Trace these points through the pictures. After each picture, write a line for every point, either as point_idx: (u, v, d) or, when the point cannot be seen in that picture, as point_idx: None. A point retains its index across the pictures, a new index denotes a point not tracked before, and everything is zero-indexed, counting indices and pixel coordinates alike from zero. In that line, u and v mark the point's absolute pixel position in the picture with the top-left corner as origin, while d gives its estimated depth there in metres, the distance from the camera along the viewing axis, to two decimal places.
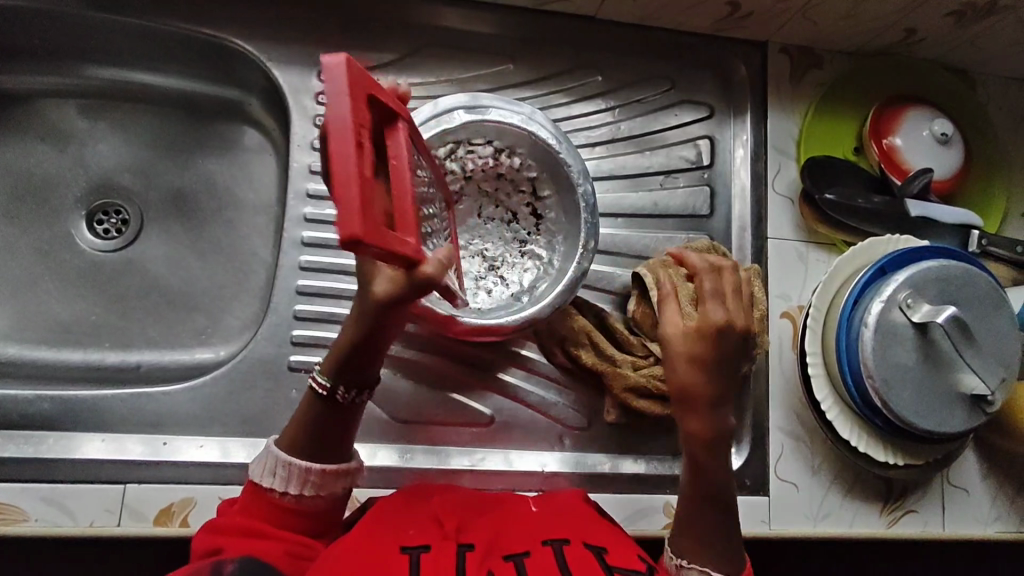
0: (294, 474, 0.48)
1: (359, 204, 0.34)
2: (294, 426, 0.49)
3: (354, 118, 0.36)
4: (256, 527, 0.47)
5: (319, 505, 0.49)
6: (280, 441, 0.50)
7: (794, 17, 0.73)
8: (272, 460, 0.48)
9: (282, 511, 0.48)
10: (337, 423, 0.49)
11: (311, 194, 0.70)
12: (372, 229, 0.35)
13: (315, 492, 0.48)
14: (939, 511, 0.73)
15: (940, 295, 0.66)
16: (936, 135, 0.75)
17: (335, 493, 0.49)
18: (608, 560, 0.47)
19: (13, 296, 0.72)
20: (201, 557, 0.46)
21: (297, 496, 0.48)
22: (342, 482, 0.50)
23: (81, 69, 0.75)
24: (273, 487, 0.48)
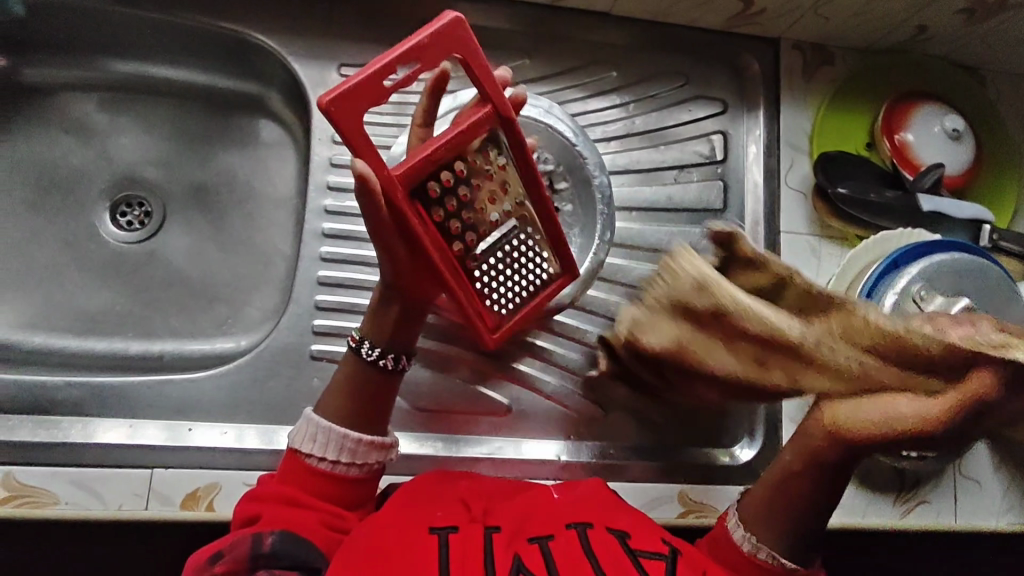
0: (332, 441, 0.51)
1: (354, 101, 0.46)
2: (334, 386, 0.55)
3: (416, 56, 0.47)
4: (293, 496, 0.49)
5: (355, 475, 0.52)
6: (317, 407, 0.54)
7: (806, 15, 0.74)
8: (313, 428, 0.52)
9: (318, 477, 0.51)
10: (372, 396, 0.54)
11: (331, 186, 0.71)
12: (354, 120, 0.46)
13: (349, 460, 0.52)
14: (950, 502, 0.74)
15: (953, 288, 0.67)
16: (947, 131, 0.76)
17: (370, 464, 0.53)
18: (631, 544, 0.49)
19: (38, 286, 0.73)
20: (239, 526, 0.49)
21: (333, 462, 0.51)
22: (376, 455, 0.53)
23: (104, 63, 0.76)
24: (312, 453, 0.51)
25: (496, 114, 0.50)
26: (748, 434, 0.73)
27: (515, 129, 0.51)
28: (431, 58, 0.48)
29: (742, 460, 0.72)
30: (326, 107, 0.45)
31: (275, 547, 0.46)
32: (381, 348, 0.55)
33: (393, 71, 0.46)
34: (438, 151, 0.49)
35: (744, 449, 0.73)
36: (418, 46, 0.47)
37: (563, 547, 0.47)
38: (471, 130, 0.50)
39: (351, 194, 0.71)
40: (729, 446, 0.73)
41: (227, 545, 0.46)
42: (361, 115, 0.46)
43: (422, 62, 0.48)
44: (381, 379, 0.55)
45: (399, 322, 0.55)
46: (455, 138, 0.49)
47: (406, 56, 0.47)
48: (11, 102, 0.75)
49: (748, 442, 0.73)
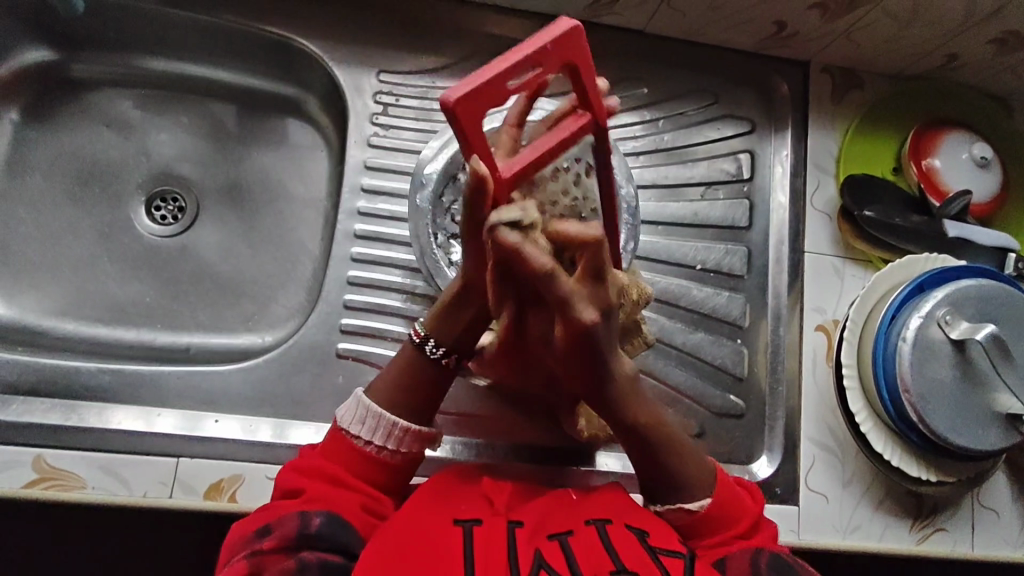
0: (382, 427, 0.52)
1: (472, 102, 0.39)
2: (388, 370, 0.54)
3: (536, 60, 0.41)
4: (338, 476, 0.51)
5: (397, 461, 0.53)
6: (368, 389, 0.54)
7: (838, 39, 0.76)
8: (362, 411, 0.53)
9: (364, 460, 0.52)
10: (426, 388, 0.54)
11: (365, 188, 0.73)
12: (473, 123, 0.39)
13: (396, 447, 0.53)
14: (969, 530, 0.73)
15: (978, 313, 0.67)
16: (976, 159, 0.76)
17: (412, 453, 0.54)
18: (650, 542, 0.49)
19: (71, 274, 0.74)
20: (283, 497, 0.51)
21: (378, 446, 0.52)
22: (420, 445, 0.54)
23: (151, 61, 0.79)
24: (359, 436, 0.52)
25: (594, 126, 0.46)
26: (767, 452, 0.73)
27: (607, 142, 0.48)
28: (552, 63, 0.42)
29: (760, 477, 0.72)
30: (450, 105, 0.38)
31: (321, 528, 0.48)
32: (445, 347, 0.52)
33: (519, 72, 0.40)
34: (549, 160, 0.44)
35: (764, 466, 0.72)
36: (541, 49, 0.41)
37: (584, 544, 0.47)
38: (567, 143, 0.45)
39: (382, 196, 0.73)
40: (747, 464, 0.73)
41: (275, 522, 0.48)
42: (479, 122, 0.40)
43: (543, 67, 0.41)
44: (438, 375, 0.54)
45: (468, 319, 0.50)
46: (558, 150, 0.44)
47: (534, 57, 0.41)
48: (59, 96, 0.77)
49: (767, 460, 0.73)
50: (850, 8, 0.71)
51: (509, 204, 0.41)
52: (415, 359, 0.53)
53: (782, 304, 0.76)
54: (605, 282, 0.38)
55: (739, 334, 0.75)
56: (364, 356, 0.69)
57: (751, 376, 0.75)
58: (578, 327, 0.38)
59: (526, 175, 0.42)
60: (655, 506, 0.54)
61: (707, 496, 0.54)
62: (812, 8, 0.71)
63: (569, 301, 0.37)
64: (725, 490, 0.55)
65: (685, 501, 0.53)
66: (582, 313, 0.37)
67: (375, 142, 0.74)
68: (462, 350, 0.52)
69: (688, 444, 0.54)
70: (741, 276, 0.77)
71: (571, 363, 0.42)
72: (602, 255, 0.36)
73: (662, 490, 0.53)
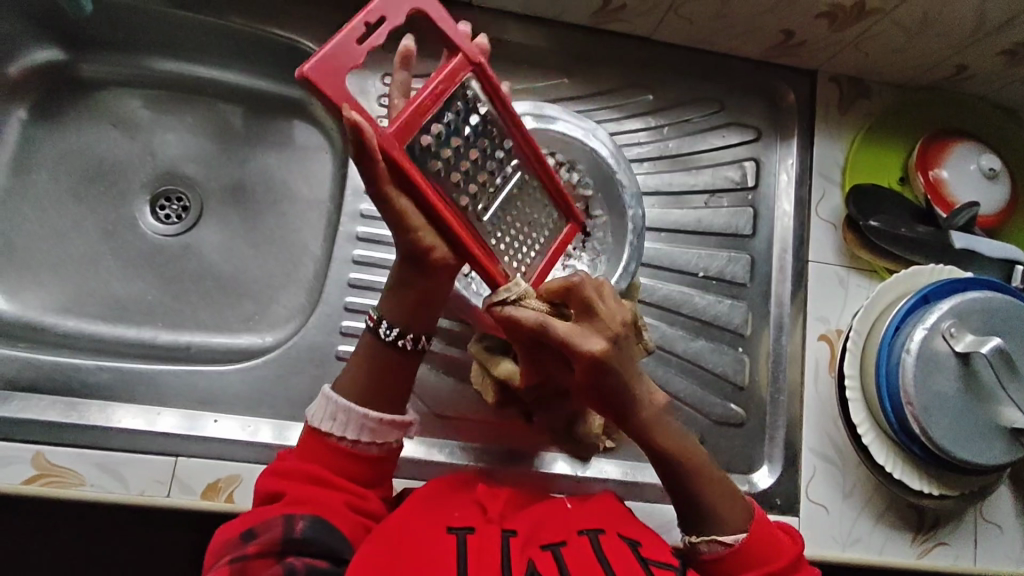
0: (353, 420, 0.52)
1: (329, 71, 0.43)
2: (351, 365, 0.55)
3: (380, 12, 0.45)
4: (319, 475, 0.51)
5: (375, 453, 0.53)
6: (336, 385, 0.54)
7: (845, 48, 0.75)
8: (331, 406, 0.53)
9: (340, 455, 0.52)
10: (387, 374, 0.54)
11: (367, 191, 0.73)
12: (331, 84, 0.43)
13: (371, 439, 0.53)
14: (972, 546, 0.72)
15: (983, 326, 0.66)
16: (984, 170, 0.75)
17: (389, 445, 0.54)
18: (642, 552, 0.48)
19: (76, 272, 0.75)
20: (265, 498, 0.51)
21: (353, 440, 0.52)
22: (395, 434, 0.54)
23: (158, 62, 0.79)
24: (331, 432, 0.52)
25: (471, 64, 0.48)
26: (767, 462, 0.72)
27: (492, 79, 0.49)
28: (393, 16, 0.46)
29: (760, 488, 0.71)
30: (304, 73, 0.42)
31: (307, 533, 0.48)
32: (400, 329, 0.54)
33: (364, 32, 0.43)
34: (432, 105, 0.46)
35: (764, 477, 0.72)
36: (388, 4, 0.45)
37: (577, 553, 0.47)
38: (451, 81, 0.47)
39: None
40: (747, 474, 0.72)
41: (260, 525, 0.48)
42: (340, 87, 0.43)
43: (388, 18, 0.45)
44: (400, 359, 0.54)
45: (420, 298, 0.53)
46: (440, 92, 0.47)
47: (371, 15, 0.44)
48: (67, 94, 0.78)
49: (767, 470, 0.72)
50: (858, 17, 0.70)
51: (402, 157, 0.45)
52: (381, 353, 0.54)
53: (785, 313, 0.75)
54: (600, 312, 0.44)
55: (740, 343, 0.75)
56: None
57: (752, 385, 0.74)
58: (590, 359, 0.43)
59: (416, 126, 0.45)
60: (690, 538, 0.54)
61: (744, 530, 0.53)
62: (820, 17, 0.71)
63: (572, 341, 0.43)
64: (763, 527, 0.54)
65: (719, 533, 0.53)
66: (588, 345, 0.43)
67: None
68: (418, 329, 0.54)
69: (718, 476, 0.54)
70: (743, 284, 0.76)
71: (591, 397, 0.47)
72: (584, 291, 0.44)
73: (694, 521, 0.54)
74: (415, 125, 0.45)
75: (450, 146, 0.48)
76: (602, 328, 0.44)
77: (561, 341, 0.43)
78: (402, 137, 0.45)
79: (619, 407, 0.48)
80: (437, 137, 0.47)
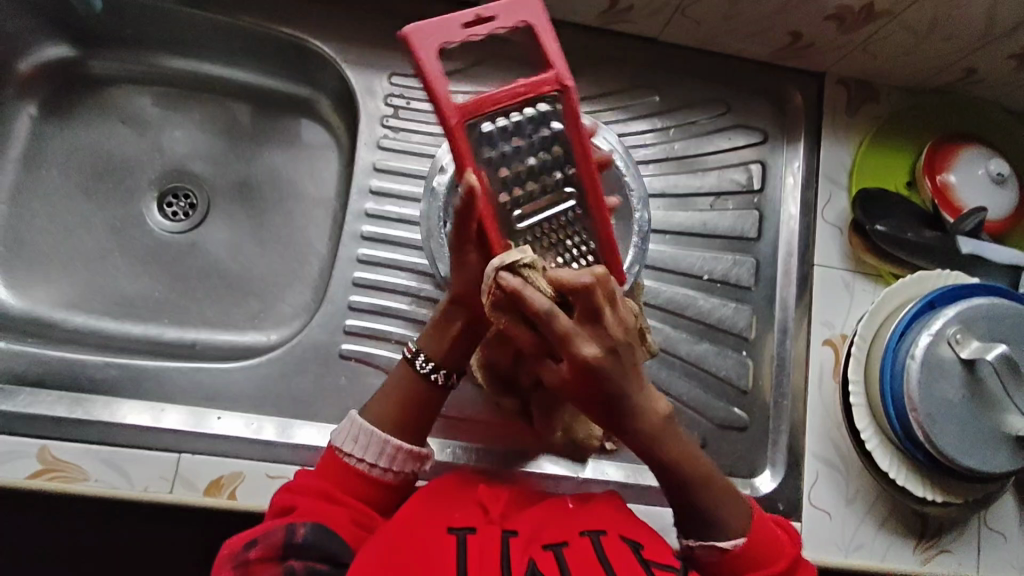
0: (373, 444, 0.53)
1: (432, 34, 0.47)
2: (386, 392, 0.56)
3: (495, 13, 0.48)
4: (329, 492, 0.51)
5: (390, 480, 0.53)
6: (364, 411, 0.55)
7: (853, 51, 0.75)
8: (354, 430, 0.53)
9: (354, 476, 0.52)
10: (423, 409, 0.55)
11: (372, 190, 0.73)
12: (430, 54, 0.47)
13: (387, 465, 0.53)
14: (975, 552, 0.72)
15: (989, 333, 0.66)
16: (992, 175, 0.75)
17: (406, 473, 0.54)
18: (645, 554, 0.48)
19: (83, 268, 0.75)
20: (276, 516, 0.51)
21: (370, 465, 0.53)
22: (412, 465, 0.54)
23: (166, 60, 0.80)
24: (351, 453, 0.53)
25: (558, 86, 0.48)
26: (770, 466, 0.72)
27: (574, 104, 0.49)
28: (509, 19, 0.48)
29: (763, 491, 0.71)
30: (405, 36, 0.46)
31: (308, 537, 0.48)
32: (435, 363, 0.55)
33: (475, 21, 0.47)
34: (507, 101, 0.48)
35: (766, 481, 0.71)
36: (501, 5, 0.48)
37: (578, 553, 0.47)
38: (533, 92, 0.48)
39: (390, 199, 0.73)
40: (750, 478, 0.72)
41: (262, 533, 0.49)
42: (434, 51, 0.47)
43: (499, 19, 0.48)
44: (431, 394, 0.56)
45: (461, 338, 0.55)
46: (519, 95, 0.48)
47: (484, 11, 0.47)
48: (75, 91, 0.79)
49: (769, 474, 0.72)
50: (866, 21, 0.70)
51: (459, 131, 0.47)
52: (417, 388, 0.55)
53: (789, 317, 0.75)
54: (605, 321, 0.41)
55: (744, 346, 0.75)
56: (367, 357, 0.69)
57: (756, 389, 0.74)
58: (580, 362, 0.41)
59: (484, 110, 0.47)
60: (687, 539, 0.55)
61: (742, 534, 0.53)
62: (828, 20, 0.71)
63: (569, 339, 0.41)
64: (762, 525, 0.55)
65: (718, 539, 0.53)
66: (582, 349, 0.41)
67: (385, 144, 0.75)
68: (451, 365, 0.56)
69: (719, 481, 0.53)
70: (748, 287, 0.76)
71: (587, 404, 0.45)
72: (596, 295, 0.40)
73: (690, 525, 0.54)
74: (485, 113, 0.47)
75: (510, 148, 0.49)
76: (605, 334, 0.41)
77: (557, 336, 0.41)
78: (468, 113, 0.47)
79: (616, 413, 0.45)
80: (501, 132, 0.49)
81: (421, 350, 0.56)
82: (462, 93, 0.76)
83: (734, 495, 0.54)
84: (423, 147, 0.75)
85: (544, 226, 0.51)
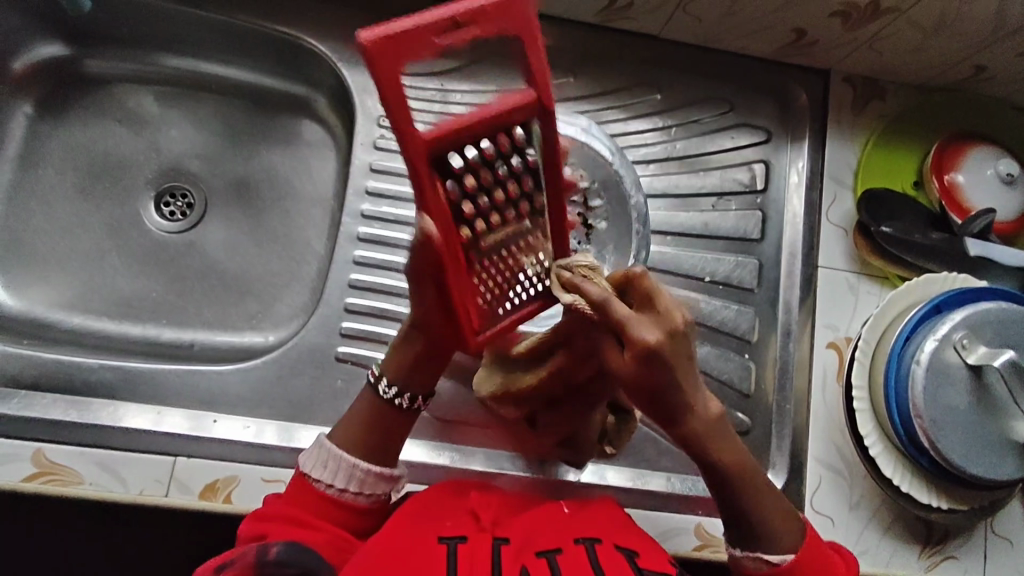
0: (342, 469, 0.53)
1: (395, 42, 0.36)
2: (352, 417, 0.56)
3: (466, 14, 0.37)
4: (300, 517, 0.51)
5: (363, 504, 0.54)
6: (330, 434, 0.55)
7: (860, 48, 0.73)
8: (323, 454, 0.54)
9: (325, 502, 0.53)
10: (387, 431, 0.55)
11: (369, 191, 0.73)
12: (388, 71, 0.37)
13: (358, 489, 0.53)
14: (980, 559, 0.70)
15: (998, 337, 0.65)
16: (1001, 175, 0.73)
17: (377, 495, 0.54)
18: (639, 562, 0.48)
19: (80, 268, 0.75)
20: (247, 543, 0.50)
21: (340, 489, 0.53)
22: (384, 487, 0.54)
23: (163, 58, 0.79)
24: (320, 479, 0.53)
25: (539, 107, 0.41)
26: (770, 471, 0.71)
27: (555, 131, 0.42)
28: (486, 25, 0.38)
29: None
30: (361, 42, 0.36)
31: (281, 555, 0.47)
32: (398, 387, 0.55)
33: (449, 27, 0.37)
34: (479, 127, 0.40)
35: None
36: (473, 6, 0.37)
37: (571, 561, 0.46)
38: (509, 114, 0.41)
39: (387, 199, 0.73)
40: None
41: (235, 555, 0.47)
42: (401, 67, 0.37)
43: (478, 25, 0.37)
44: (390, 413, 0.55)
45: (419, 358, 0.54)
46: (491, 120, 0.40)
47: (463, 11, 0.37)
48: (71, 91, 0.78)
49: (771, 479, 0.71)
50: (872, 17, 0.69)
51: (424, 165, 0.40)
52: (379, 411, 0.55)
53: (792, 319, 0.74)
54: (657, 309, 0.42)
55: (747, 349, 0.74)
56: (363, 360, 0.68)
57: (758, 392, 0.73)
58: (641, 348, 0.40)
59: (449, 139, 0.40)
60: (734, 550, 0.54)
61: (790, 552, 0.52)
62: (833, 16, 0.69)
63: (628, 325, 0.41)
64: (814, 546, 0.53)
65: (764, 551, 0.52)
66: (641, 334, 0.40)
67: (381, 145, 0.74)
68: (415, 389, 0.56)
69: (768, 489, 0.52)
70: (751, 289, 0.75)
71: (636, 399, 0.44)
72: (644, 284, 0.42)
73: (742, 534, 0.53)
74: (455, 143, 0.40)
75: (481, 180, 0.42)
76: (662, 322, 0.41)
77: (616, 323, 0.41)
78: (433, 144, 0.40)
79: (671, 417, 0.45)
80: (472, 161, 0.41)
81: (382, 372, 0.56)
82: (460, 92, 0.75)
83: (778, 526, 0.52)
84: None
85: (509, 251, 0.46)
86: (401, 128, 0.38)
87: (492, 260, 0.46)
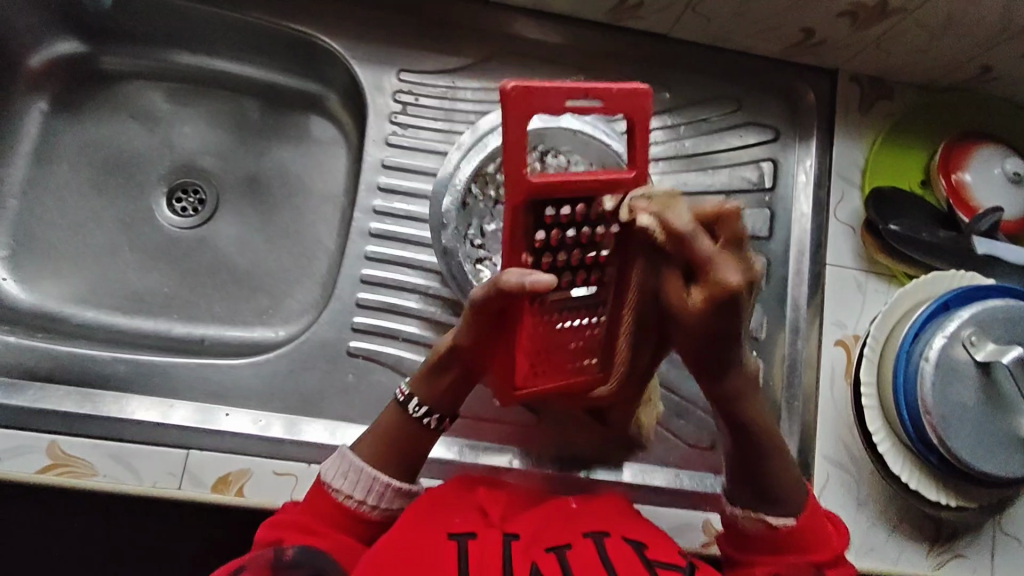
0: (363, 481, 0.53)
1: (533, 98, 0.39)
2: (375, 431, 0.56)
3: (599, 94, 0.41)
4: (312, 525, 0.51)
5: (376, 517, 0.54)
6: (352, 447, 0.55)
7: (869, 48, 0.74)
8: (345, 465, 0.54)
9: (337, 512, 0.53)
10: (411, 448, 0.56)
11: (381, 187, 0.73)
12: (519, 118, 0.40)
13: (377, 501, 0.53)
14: (988, 556, 0.71)
15: (1005, 335, 0.65)
16: (1007, 174, 0.74)
17: (394, 510, 0.54)
18: (648, 554, 0.48)
19: (92, 264, 0.75)
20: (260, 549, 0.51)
21: (359, 501, 0.53)
22: (403, 501, 0.55)
23: (175, 55, 0.80)
24: (340, 489, 0.53)
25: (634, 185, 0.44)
26: None
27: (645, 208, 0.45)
28: (610, 105, 0.42)
29: None
30: (507, 93, 0.39)
31: (296, 557, 0.49)
32: (428, 407, 0.56)
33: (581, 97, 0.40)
34: (582, 190, 0.42)
35: None
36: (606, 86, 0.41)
37: (580, 556, 0.46)
38: (610, 185, 0.43)
39: (399, 196, 0.73)
40: None
41: (247, 559, 0.48)
42: (531, 118, 0.40)
43: (604, 102, 0.42)
44: (418, 435, 0.56)
45: (450, 385, 0.55)
46: (594, 189, 0.43)
47: (596, 90, 0.41)
48: (84, 87, 0.79)
49: None
50: (881, 17, 0.69)
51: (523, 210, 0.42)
52: (402, 426, 0.56)
53: (800, 317, 0.75)
54: (739, 251, 0.43)
55: (755, 346, 0.74)
56: (375, 354, 0.69)
57: (767, 389, 0.73)
58: (728, 285, 0.42)
59: (552, 194, 0.42)
60: (734, 507, 0.55)
61: (791, 517, 0.54)
62: (842, 16, 0.70)
63: (714, 262, 0.42)
64: (813, 514, 0.55)
65: (766, 512, 0.54)
66: (722, 274, 0.42)
67: (393, 141, 0.74)
68: (444, 411, 0.56)
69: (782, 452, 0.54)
70: (759, 287, 0.75)
71: (693, 341, 0.47)
72: (736, 222, 0.43)
73: (746, 495, 0.55)
74: (559, 197, 0.42)
75: (565, 237, 0.44)
76: (743, 265, 0.43)
77: (702, 259, 0.42)
78: (536, 198, 0.41)
79: (719, 364, 0.49)
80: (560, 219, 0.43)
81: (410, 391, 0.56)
82: (471, 89, 0.75)
83: (790, 485, 0.54)
84: (432, 143, 0.74)
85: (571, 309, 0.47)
86: (515, 179, 0.40)
87: (553, 317, 0.48)
